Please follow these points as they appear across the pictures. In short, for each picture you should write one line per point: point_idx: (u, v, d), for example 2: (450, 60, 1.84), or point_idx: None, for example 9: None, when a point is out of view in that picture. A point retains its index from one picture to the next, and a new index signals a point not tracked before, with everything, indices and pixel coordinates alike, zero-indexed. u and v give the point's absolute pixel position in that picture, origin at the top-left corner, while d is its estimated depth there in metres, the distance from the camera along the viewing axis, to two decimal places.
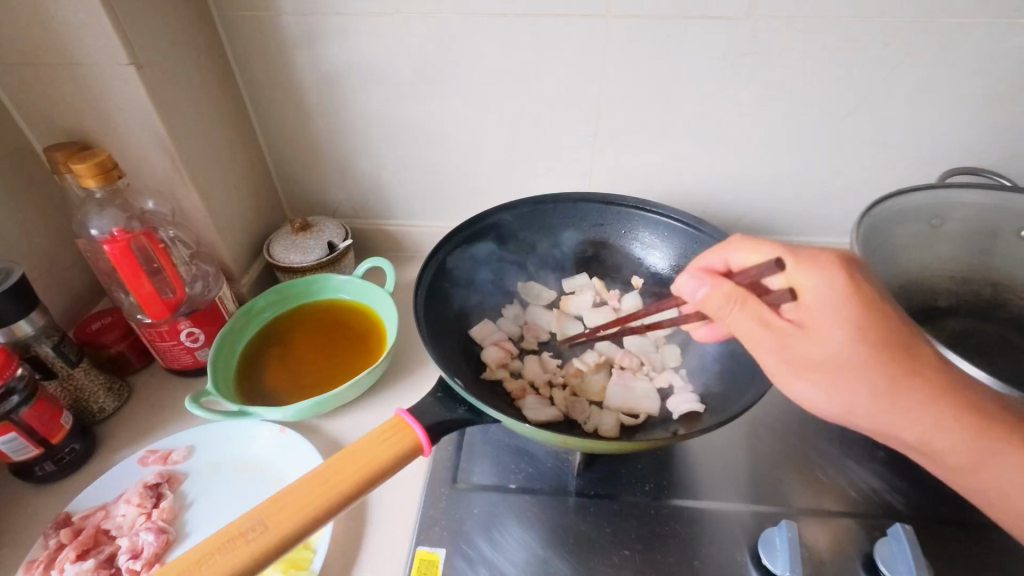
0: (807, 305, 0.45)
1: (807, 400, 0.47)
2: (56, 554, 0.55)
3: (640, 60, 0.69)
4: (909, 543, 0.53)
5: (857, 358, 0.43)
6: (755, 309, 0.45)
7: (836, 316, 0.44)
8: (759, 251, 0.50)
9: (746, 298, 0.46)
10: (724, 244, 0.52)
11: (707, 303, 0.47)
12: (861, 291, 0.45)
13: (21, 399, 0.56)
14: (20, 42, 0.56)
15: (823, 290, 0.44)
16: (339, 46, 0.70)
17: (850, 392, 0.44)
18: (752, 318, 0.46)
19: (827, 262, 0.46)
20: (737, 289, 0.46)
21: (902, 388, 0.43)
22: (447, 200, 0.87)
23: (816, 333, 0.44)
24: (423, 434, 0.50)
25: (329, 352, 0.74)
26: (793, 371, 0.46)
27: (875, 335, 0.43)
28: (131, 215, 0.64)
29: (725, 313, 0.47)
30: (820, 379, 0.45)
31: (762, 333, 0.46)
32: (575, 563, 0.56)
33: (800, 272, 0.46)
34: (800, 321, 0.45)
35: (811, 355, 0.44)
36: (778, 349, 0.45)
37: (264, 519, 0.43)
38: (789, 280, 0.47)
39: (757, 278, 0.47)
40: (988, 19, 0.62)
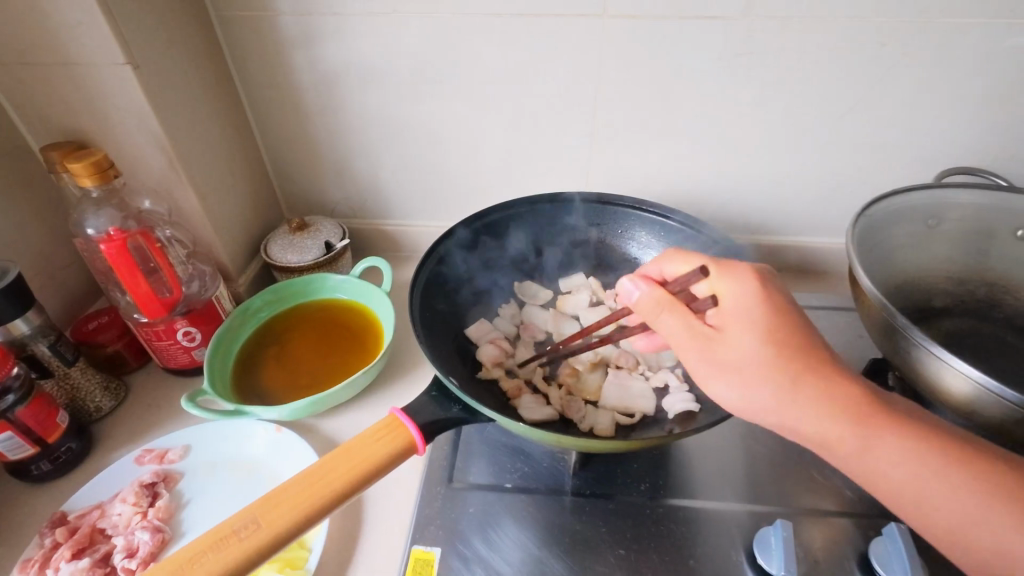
0: (727, 310, 0.47)
1: (725, 403, 0.47)
2: (51, 553, 0.55)
3: (637, 60, 0.69)
4: (905, 543, 0.53)
5: (767, 358, 0.45)
6: (681, 314, 0.48)
7: (750, 320, 0.46)
8: (689, 261, 0.52)
9: (673, 303, 0.49)
10: (659, 258, 0.54)
11: (640, 305, 0.50)
12: (772, 299, 0.47)
13: (16, 398, 0.56)
14: (17, 42, 0.56)
15: (739, 296, 0.47)
16: (336, 46, 0.70)
17: (757, 392, 0.45)
18: (679, 322, 0.48)
19: (743, 271, 0.49)
20: (666, 295, 0.49)
21: (801, 387, 0.44)
22: (444, 200, 0.87)
23: (732, 337, 0.46)
24: (417, 432, 0.50)
25: (326, 352, 0.74)
26: (712, 374, 0.47)
27: (779, 340, 0.45)
28: (128, 215, 0.64)
29: (656, 317, 0.49)
30: (735, 380, 0.46)
31: (686, 338, 0.48)
32: (570, 563, 0.56)
33: (721, 280, 0.48)
34: (721, 326, 0.47)
35: (729, 358, 0.46)
36: (701, 353, 0.47)
37: (257, 518, 0.43)
38: (711, 287, 0.49)
39: (687, 286, 0.49)
40: (984, 19, 0.62)
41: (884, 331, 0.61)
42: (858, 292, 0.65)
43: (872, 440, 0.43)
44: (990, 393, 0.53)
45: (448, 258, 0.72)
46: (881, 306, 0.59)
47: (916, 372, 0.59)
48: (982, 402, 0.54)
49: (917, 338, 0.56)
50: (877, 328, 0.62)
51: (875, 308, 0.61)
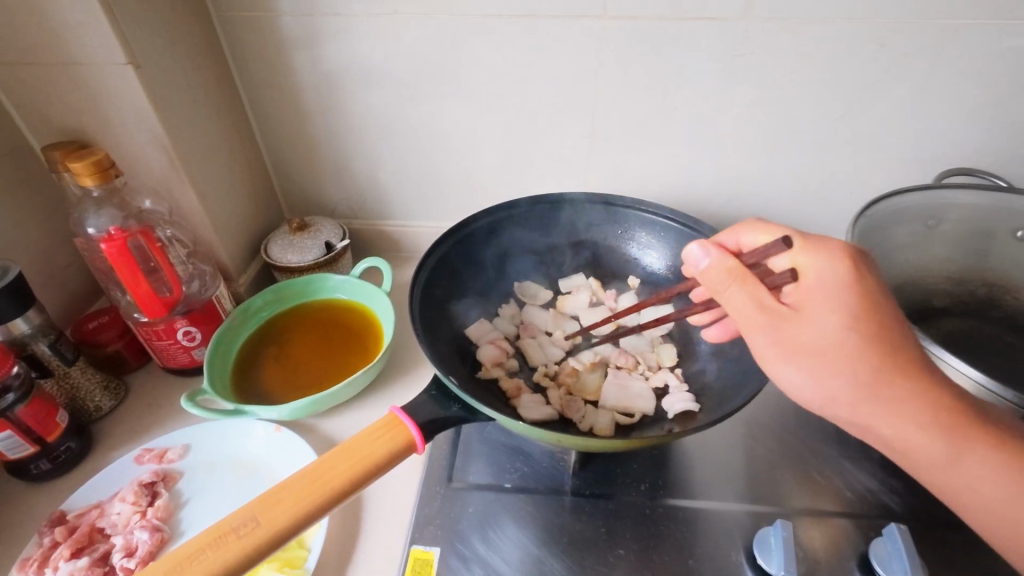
0: (808, 287, 0.46)
1: (795, 388, 0.46)
2: (51, 552, 0.55)
3: (636, 61, 0.69)
4: (905, 543, 0.53)
5: (850, 344, 0.43)
6: (755, 288, 0.47)
7: (832, 300, 0.45)
8: (770, 234, 0.53)
9: (747, 276, 0.47)
10: (737, 227, 0.56)
11: (708, 275, 0.49)
12: (862, 284, 0.46)
13: (17, 397, 0.56)
14: (18, 42, 0.56)
15: (824, 272, 0.46)
16: (338, 47, 0.71)
17: (834, 382, 0.44)
18: (750, 296, 0.47)
19: (833, 249, 0.47)
20: (739, 265, 0.48)
21: (886, 386, 0.43)
22: (445, 200, 0.87)
23: (811, 313, 0.45)
24: (416, 430, 0.50)
25: (326, 353, 0.74)
26: (782, 354, 0.46)
27: (868, 328, 0.44)
28: (128, 215, 0.65)
29: (723, 289, 0.48)
30: (808, 362, 0.45)
31: (757, 311, 0.47)
32: (570, 563, 0.56)
33: (804, 254, 0.48)
34: (797, 302, 0.47)
35: (803, 337, 0.45)
36: (773, 329, 0.46)
37: (256, 516, 0.43)
38: (792, 262, 0.48)
39: (765, 258, 0.49)
40: (981, 21, 0.62)
41: None
42: None
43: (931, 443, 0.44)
44: (989, 392, 0.53)
45: (441, 263, 0.71)
46: None
47: None
48: None
49: (916, 338, 0.56)
50: None
51: None
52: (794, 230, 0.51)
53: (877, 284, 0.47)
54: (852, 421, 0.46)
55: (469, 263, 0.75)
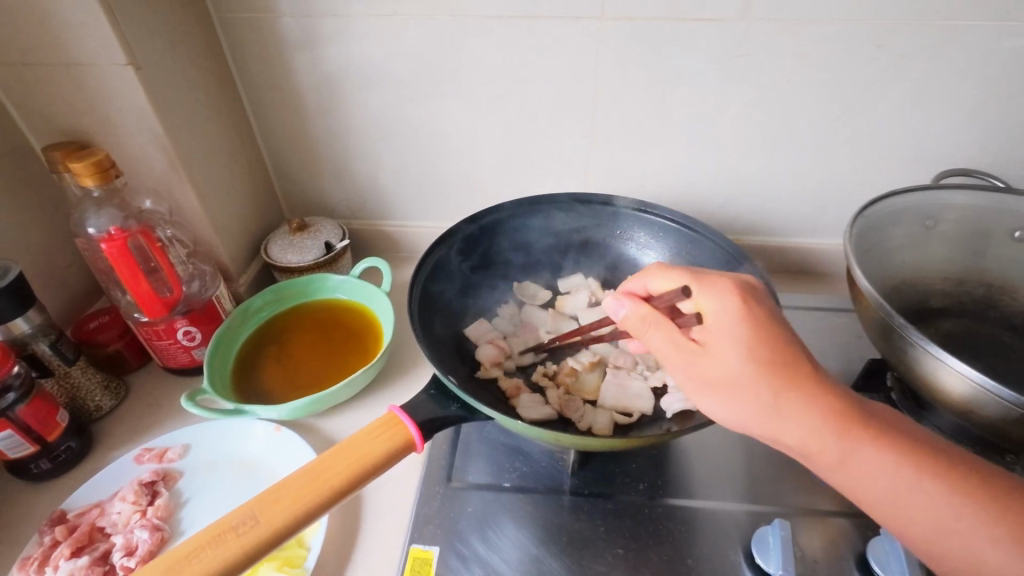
0: (711, 328, 0.47)
1: (715, 418, 0.47)
2: (51, 551, 0.55)
3: (634, 62, 0.69)
4: (903, 542, 0.53)
5: (757, 374, 0.44)
6: (668, 330, 0.48)
7: (734, 335, 0.46)
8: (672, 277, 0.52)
9: (658, 320, 0.48)
10: (644, 271, 0.54)
11: (627, 322, 0.50)
12: (755, 315, 0.47)
13: (17, 396, 0.56)
14: (19, 43, 0.57)
15: (723, 311, 0.47)
16: (338, 48, 0.71)
17: (741, 407, 0.45)
18: (665, 338, 0.48)
19: (725, 286, 0.48)
20: (651, 310, 0.49)
21: (784, 403, 0.44)
22: (445, 201, 0.88)
23: (717, 351, 0.46)
24: (415, 430, 0.50)
25: (325, 353, 0.74)
26: (700, 388, 0.47)
27: (766, 355, 0.45)
28: (128, 215, 0.65)
29: (642, 334, 0.50)
30: (724, 396, 0.46)
31: (673, 354, 0.48)
32: (568, 563, 0.56)
33: (704, 296, 0.48)
34: (703, 341, 0.47)
35: (717, 376, 0.46)
36: (686, 368, 0.47)
37: (256, 514, 0.43)
38: (696, 305, 0.49)
39: (671, 302, 0.49)
40: (979, 21, 0.62)
41: (881, 330, 0.61)
42: (855, 291, 0.66)
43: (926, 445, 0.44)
44: (986, 392, 0.53)
45: (438, 268, 0.71)
46: (877, 306, 0.60)
47: (913, 372, 0.59)
48: (979, 402, 0.54)
49: (913, 337, 0.57)
50: (873, 328, 0.63)
51: (872, 309, 0.61)
52: (693, 270, 0.51)
53: (771, 310, 0.48)
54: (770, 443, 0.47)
55: (466, 269, 0.75)
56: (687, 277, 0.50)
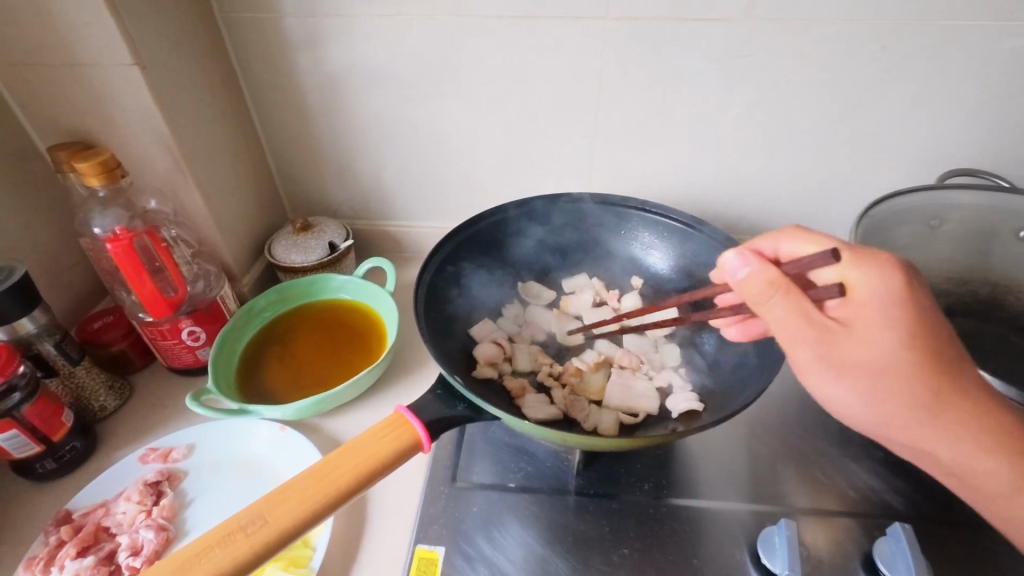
0: (859, 304, 0.44)
1: (842, 405, 0.46)
2: (56, 551, 0.55)
3: (637, 62, 0.69)
4: (909, 542, 0.53)
5: (904, 363, 0.43)
6: (802, 301, 0.44)
7: (886, 318, 0.43)
8: (816, 245, 0.50)
9: (791, 288, 0.44)
10: (776, 233, 0.52)
11: (747, 284, 0.46)
12: (910, 299, 0.44)
13: (22, 396, 0.56)
14: (24, 43, 0.57)
15: (877, 287, 0.44)
16: (341, 48, 0.71)
17: (888, 402, 0.44)
18: (797, 309, 0.44)
19: (882, 262, 0.45)
20: (783, 276, 0.45)
21: (945, 409, 0.44)
22: (447, 201, 0.88)
23: (862, 331, 0.44)
24: (421, 429, 0.50)
25: (329, 353, 0.74)
26: (834, 371, 0.45)
27: (923, 345, 0.43)
28: (134, 215, 0.65)
29: (764, 300, 0.46)
30: (860, 382, 0.44)
31: (803, 326, 0.44)
32: (574, 563, 0.56)
33: (854, 269, 0.45)
34: (846, 318, 0.45)
35: (858, 356, 0.43)
36: (821, 346, 0.44)
37: (264, 514, 0.43)
38: (840, 276, 0.46)
39: (807, 269, 0.46)
40: (982, 21, 0.62)
41: None
42: None
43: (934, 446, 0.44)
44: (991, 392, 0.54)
45: (441, 268, 0.71)
46: None
47: None
48: None
49: None
50: None
51: None
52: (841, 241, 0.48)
53: (924, 296, 0.45)
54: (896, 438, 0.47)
55: (470, 269, 0.75)
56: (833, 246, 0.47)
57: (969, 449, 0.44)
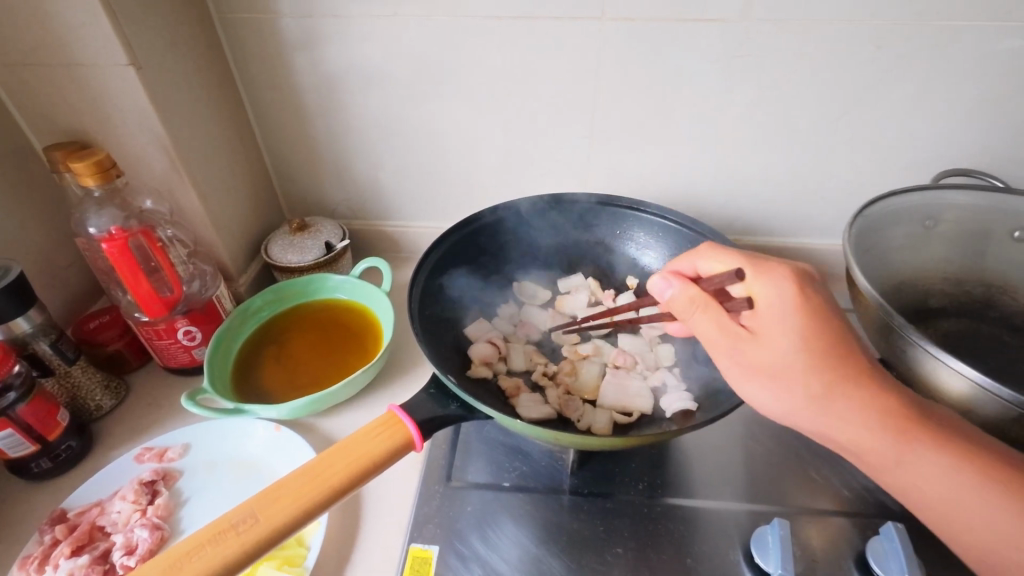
0: (763, 313, 0.47)
1: (761, 407, 0.47)
2: (51, 550, 0.55)
3: (634, 62, 0.69)
4: (902, 541, 0.53)
5: (802, 361, 0.45)
6: (715, 316, 0.48)
7: (785, 325, 0.46)
8: (725, 261, 0.52)
9: (707, 302, 0.49)
10: (693, 252, 0.55)
11: (673, 303, 0.50)
12: (810, 304, 0.47)
13: (18, 395, 0.56)
14: (21, 43, 0.57)
15: (775, 297, 0.47)
16: (337, 48, 0.71)
17: (791, 398, 0.45)
18: (712, 322, 0.48)
19: (781, 273, 0.48)
20: (702, 293, 0.49)
21: (838, 397, 0.44)
22: (445, 202, 0.88)
23: (767, 337, 0.46)
24: (415, 429, 0.50)
25: (324, 353, 0.74)
26: (745, 375, 0.47)
27: (819, 344, 0.45)
28: (129, 215, 0.65)
29: (688, 315, 0.50)
30: (768, 382, 0.46)
31: (722, 338, 0.48)
32: (568, 562, 0.56)
33: (758, 282, 0.48)
34: (754, 328, 0.48)
35: (763, 361, 0.46)
36: (733, 354, 0.47)
37: (255, 512, 0.43)
38: (747, 290, 0.49)
39: (721, 286, 0.49)
40: (979, 22, 0.62)
41: (880, 329, 0.61)
42: (854, 291, 0.66)
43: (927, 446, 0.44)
44: (986, 392, 0.53)
45: (436, 269, 0.71)
46: (877, 306, 0.60)
47: (913, 372, 0.59)
48: (980, 402, 0.54)
49: (912, 337, 0.57)
50: (873, 327, 0.63)
51: (872, 308, 0.61)
52: (748, 256, 0.51)
53: (825, 301, 0.48)
54: (817, 436, 0.48)
55: (464, 270, 0.75)
56: (739, 262, 0.51)
57: (872, 434, 0.44)
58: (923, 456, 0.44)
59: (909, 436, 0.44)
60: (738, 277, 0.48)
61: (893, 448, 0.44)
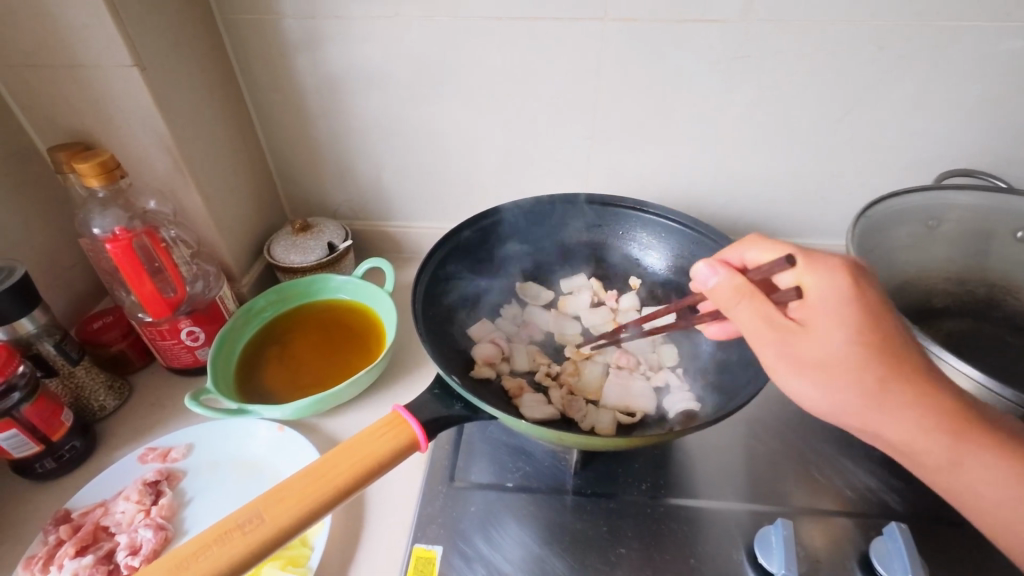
0: (813, 304, 0.45)
1: (806, 401, 0.46)
2: (55, 550, 0.56)
3: (636, 62, 0.69)
4: (905, 541, 0.53)
5: (856, 357, 0.43)
6: (761, 307, 0.46)
7: (838, 318, 0.44)
8: (772, 250, 0.50)
9: (753, 293, 0.46)
10: (741, 242, 0.53)
11: (716, 293, 0.48)
12: (865, 296, 0.45)
13: (22, 396, 0.56)
14: (25, 45, 0.57)
15: (828, 288, 0.44)
16: (339, 50, 0.71)
17: (841, 395, 0.44)
18: (756, 313, 0.46)
19: (833, 262, 0.46)
20: (747, 283, 0.47)
21: (891, 393, 0.43)
22: (447, 202, 0.88)
23: (818, 330, 0.44)
24: (419, 429, 0.50)
25: (327, 353, 0.74)
26: (791, 368, 0.45)
27: (872, 338, 0.43)
28: (133, 215, 0.65)
29: (731, 307, 0.47)
30: (816, 377, 0.44)
31: (766, 329, 0.46)
32: (572, 562, 0.56)
33: (809, 271, 0.46)
34: (804, 319, 0.45)
35: (811, 354, 0.44)
36: (779, 345, 0.45)
37: (261, 512, 0.43)
38: (797, 280, 0.47)
39: (768, 274, 0.47)
40: (979, 23, 0.63)
41: None
42: None
43: (930, 446, 0.44)
44: (989, 392, 0.53)
45: (440, 269, 0.71)
46: None
47: None
48: (983, 402, 0.54)
49: (916, 337, 0.57)
50: None
51: None
52: (798, 246, 0.49)
53: (882, 294, 0.46)
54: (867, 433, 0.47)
55: (468, 270, 0.75)
56: (789, 251, 0.48)
57: (924, 431, 0.44)
58: (975, 455, 0.44)
59: (963, 436, 0.43)
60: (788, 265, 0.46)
61: (939, 448, 0.44)
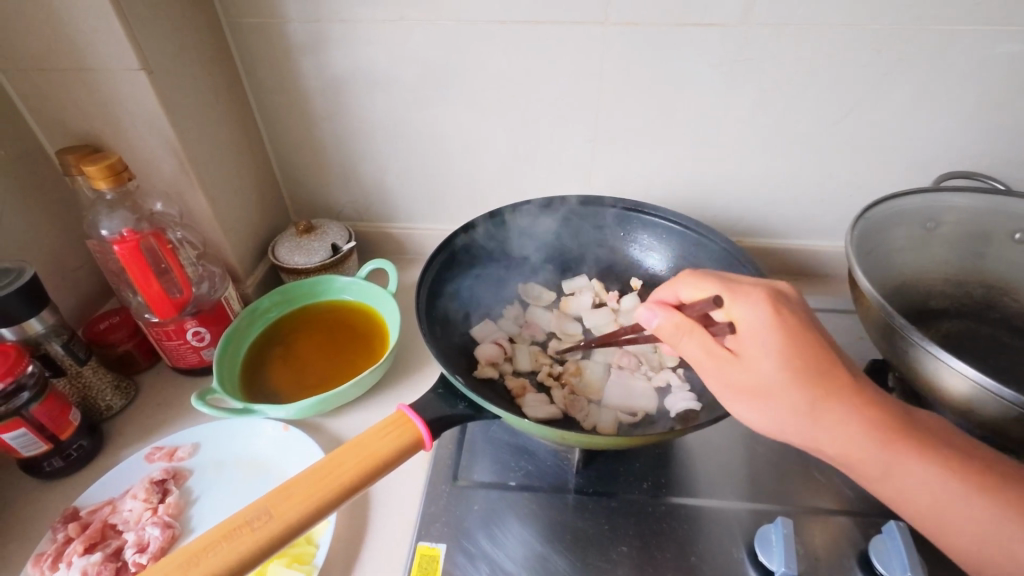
0: (745, 336, 0.48)
1: (750, 422, 0.48)
2: (64, 548, 0.56)
3: (636, 65, 0.70)
4: (904, 541, 0.53)
5: (787, 380, 0.45)
6: (702, 338, 0.48)
7: (769, 346, 0.46)
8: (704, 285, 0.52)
9: (693, 327, 0.49)
10: (672, 281, 0.54)
11: (660, 331, 0.50)
12: (790, 323, 0.47)
13: (30, 395, 0.57)
14: (34, 48, 0.58)
15: (756, 319, 0.47)
16: (342, 53, 0.72)
17: (780, 414, 0.46)
18: (699, 346, 0.48)
19: (757, 292, 0.49)
20: (686, 319, 0.49)
21: (821, 412, 0.45)
22: (449, 204, 0.89)
23: (749, 361, 0.47)
24: (424, 428, 0.51)
25: (331, 354, 0.75)
26: (733, 396, 0.48)
27: (801, 360, 0.46)
28: (141, 217, 0.66)
29: (675, 341, 0.50)
30: (756, 402, 0.47)
31: (706, 361, 0.48)
32: (573, 560, 0.56)
33: (736, 305, 0.49)
34: (737, 349, 0.48)
35: (748, 382, 0.47)
36: (720, 377, 0.48)
37: (269, 509, 0.44)
38: (727, 314, 0.49)
39: (703, 311, 0.50)
40: (976, 26, 0.63)
41: (883, 330, 0.62)
42: (856, 291, 0.67)
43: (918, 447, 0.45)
44: (986, 391, 0.53)
45: (443, 273, 0.72)
46: (879, 306, 0.61)
47: (914, 371, 0.60)
48: (981, 402, 0.54)
49: (914, 337, 0.57)
50: (875, 328, 0.63)
51: (874, 309, 0.62)
52: (724, 279, 0.52)
53: (807, 319, 0.49)
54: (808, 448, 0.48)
55: (471, 270, 0.76)
56: (718, 287, 0.51)
57: (858, 444, 0.45)
58: (918, 458, 0.45)
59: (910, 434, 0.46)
60: (715, 302, 0.48)
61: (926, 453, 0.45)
